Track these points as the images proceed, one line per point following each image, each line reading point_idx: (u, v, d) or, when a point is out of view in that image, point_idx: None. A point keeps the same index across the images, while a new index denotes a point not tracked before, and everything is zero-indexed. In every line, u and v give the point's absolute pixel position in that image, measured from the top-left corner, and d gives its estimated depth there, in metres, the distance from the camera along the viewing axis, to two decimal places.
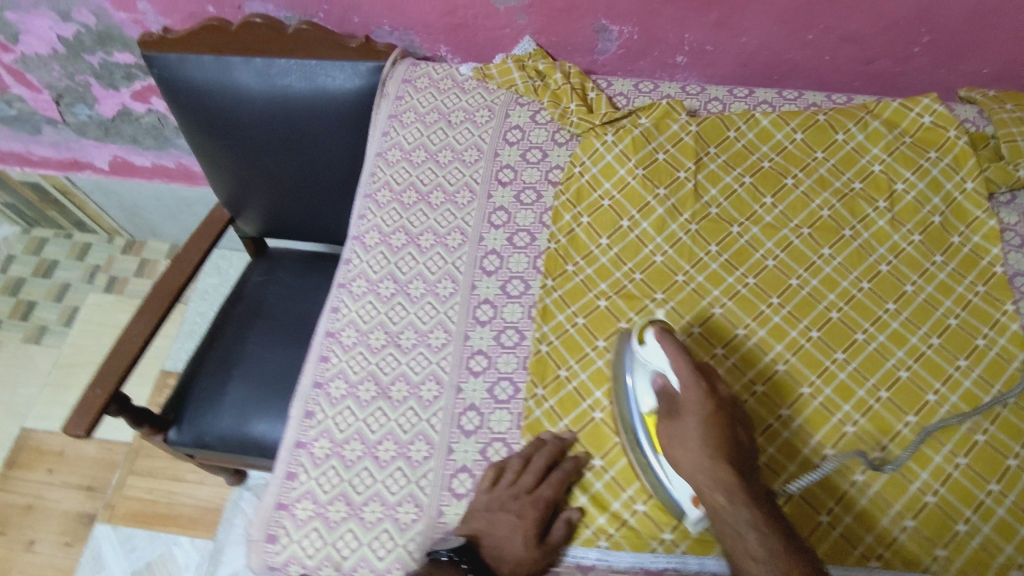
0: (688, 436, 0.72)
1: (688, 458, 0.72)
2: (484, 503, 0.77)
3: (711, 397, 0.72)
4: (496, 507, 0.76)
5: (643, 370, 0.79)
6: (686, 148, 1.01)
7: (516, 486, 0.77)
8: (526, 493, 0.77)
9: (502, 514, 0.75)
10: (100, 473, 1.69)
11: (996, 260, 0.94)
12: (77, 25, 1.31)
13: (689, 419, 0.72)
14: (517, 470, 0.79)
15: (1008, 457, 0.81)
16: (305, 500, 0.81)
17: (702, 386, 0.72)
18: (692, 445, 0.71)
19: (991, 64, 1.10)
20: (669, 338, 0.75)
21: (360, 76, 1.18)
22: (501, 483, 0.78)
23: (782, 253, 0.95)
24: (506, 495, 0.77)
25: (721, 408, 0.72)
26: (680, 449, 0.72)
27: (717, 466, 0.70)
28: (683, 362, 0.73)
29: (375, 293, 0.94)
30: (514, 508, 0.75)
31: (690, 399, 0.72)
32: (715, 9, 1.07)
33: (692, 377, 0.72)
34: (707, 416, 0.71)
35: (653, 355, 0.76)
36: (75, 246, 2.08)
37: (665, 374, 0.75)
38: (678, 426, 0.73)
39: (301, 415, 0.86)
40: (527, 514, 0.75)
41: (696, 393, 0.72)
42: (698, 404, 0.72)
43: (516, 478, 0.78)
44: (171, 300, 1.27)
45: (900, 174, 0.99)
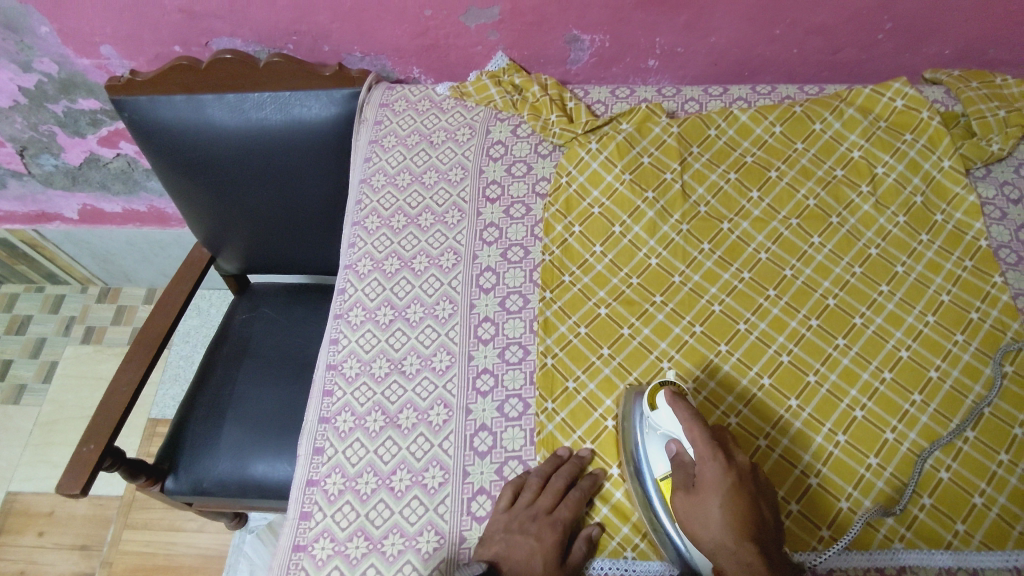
0: (709, 514, 0.67)
1: (710, 538, 0.66)
2: (502, 524, 0.75)
3: (731, 470, 0.68)
4: (515, 528, 0.74)
5: (656, 434, 0.76)
6: (669, 150, 1.02)
7: (534, 507, 0.75)
8: (544, 513, 0.75)
9: (520, 536, 0.73)
10: (94, 530, 1.63)
11: (980, 234, 0.96)
12: (38, 75, 1.28)
13: (708, 495, 0.67)
14: (535, 489, 0.77)
15: (1013, 426, 0.83)
16: (323, 539, 0.79)
17: (720, 459, 0.68)
18: (711, 522, 0.66)
19: (952, 44, 1.13)
20: (683, 404, 0.71)
21: (335, 103, 1.17)
22: (519, 503, 0.76)
23: (773, 245, 0.96)
24: (524, 516, 0.75)
25: (742, 482, 0.68)
26: (701, 528, 0.67)
27: (742, 547, 0.64)
28: (699, 431, 0.69)
29: (374, 321, 0.93)
30: (532, 530, 0.73)
31: (708, 473, 0.68)
32: (684, 11, 1.09)
33: (709, 449, 0.68)
34: (729, 492, 0.66)
35: (665, 420, 0.74)
36: (48, 298, 2.02)
37: (680, 441, 0.73)
38: (697, 502, 0.68)
39: (309, 452, 0.84)
40: (546, 536, 0.73)
41: (715, 467, 0.68)
42: (718, 478, 0.67)
43: (534, 499, 0.76)
44: (158, 346, 1.24)
45: (880, 158, 1.01)
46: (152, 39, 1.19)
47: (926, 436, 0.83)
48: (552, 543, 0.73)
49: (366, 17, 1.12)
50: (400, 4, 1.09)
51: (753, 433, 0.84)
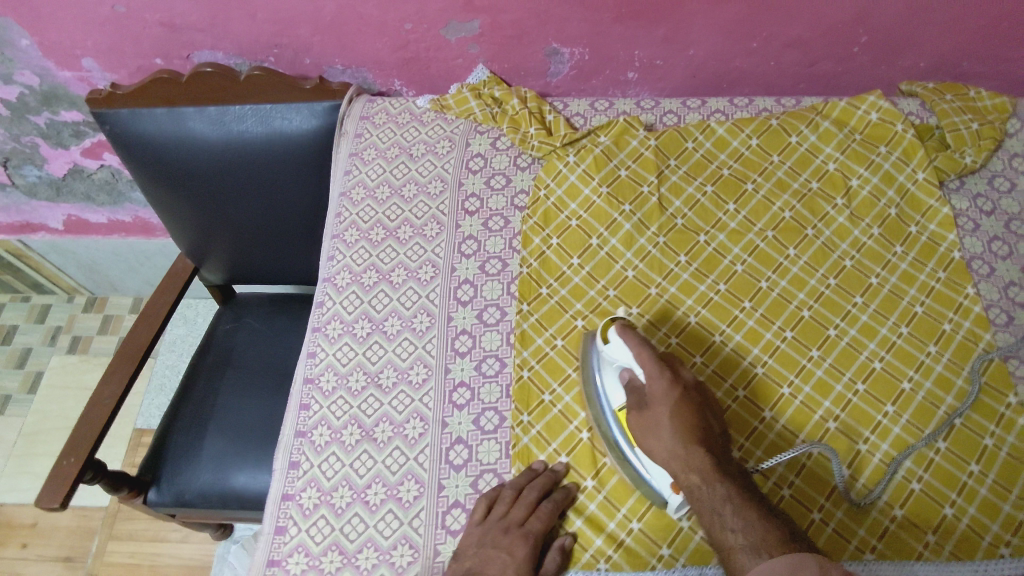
0: (659, 425, 0.74)
1: (661, 445, 0.73)
2: (474, 539, 0.75)
3: (677, 385, 0.75)
4: (487, 543, 0.74)
5: (611, 366, 0.80)
6: (646, 162, 1.03)
7: (507, 519, 0.76)
8: (516, 526, 0.75)
9: (493, 551, 0.73)
10: (77, 542, 1.63)
11: (954, 246, 0.97)
12: (20, 87, 1.28)
13: (658, 409, 0.74)
14: (508, 501, 0.77)
15: (984, 437, 0.84)
16: (298, 553, 0.79)
17: (666, 375, 0.75)
18: (662, 431, 0.73)
19: (927, 57, 1.14)
20: (632, 333, 0.76)
21: (316, 116, 1.18)
22: (492, 516, 0.76)
23: (749, 257, 0.97)
24: (496, 529, 0.75)
25: (687, 395, 0.75)
26: (653, 438, 0.74)
27: (690, 451, 0.71)
28: (647, 354, 0.75)
29: (351, 334, 0.93)
30: (504, 544, 0.74)
31: (657, 389, 0.74)
32: (662, 24, 1.10)
33: (657, 368, 0.75)
34: (676, 403, 0.74)
35: (619, 353, 0.77)
36: (33, 309, 2.02)
37: (632, 369, 0.77)
38: (648, 416, 0.74)
39: (286, 466, 0.84)
40: (517, 550, 0.74)
41: (662, 383, 0.74)
42: (665, 393, 0.74)
43: (506, 511, 0.76)
44: (140, 358, 1.24)
45: (854, 170, 1.02)
46: (134, 52, 1.19)
47: (897, 446, 0.84)
48: (524, 556, 0.74)
49: (347, 30, 1.13)
50: (381, 18, 1.10)
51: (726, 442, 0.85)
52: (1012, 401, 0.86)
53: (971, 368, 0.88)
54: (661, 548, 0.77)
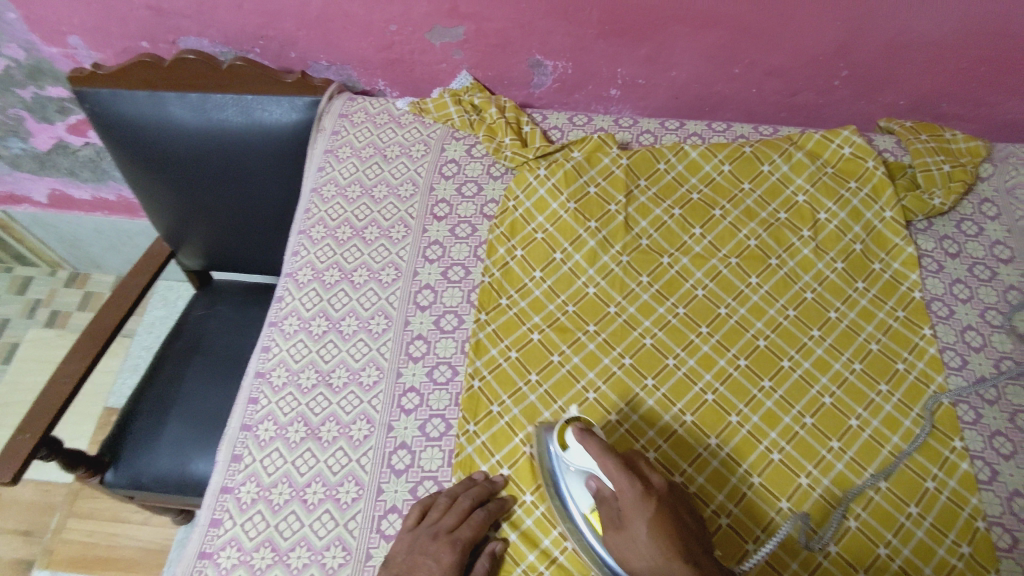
0: (639, 542, 0.68)
1: (645, 565, 0.67)
2: (404, 544, 0.75)
3: (650, 495, 0.70)
4: (416, 549, 0.74)
5: (572, 471, 0.77)
6: (616, 181, 1.03)
7: (437, 525, 0.76)
8: (445, 532, 0.75)
9: (420, 557, 0.73)
10: (38, 516, 1.62)
11: (915, 286, 0.97)
12: (6, 60, 1.28)
13: (636, 525, 0.69)
14: (442, 508, 0.77)
15: (926, 480, 0.84)
16: (230, 548, 0.79)
17: (637, 486, 0.70)
18: (643, 550, 0.68)
19: (907, 96, 1.15)
20: (592, 438, 0.73)
21: (297, 110, 1.18)
22: (423, 522, 0.77)
23: (711, 283, 0.97)
24: (425, 535, 0.75)
25: (664, 504, 0.70)
26: (635, 557, 0.68)
27: (676, 568, 0.66)
28: (613, 463, 0.71)
29: (307, 331, 0.93)
30: (431, 550, 0.74)
31: (630, 503, 0.70)
32: (644, 44, 1.10)
33: (626, 478, 0.70)
34: (653, 516, 0.68)
35: (580, 457, 0.75)
36: (15, 279, 2.02)
37: (598, 476, 0.74)
38: (625, 533, 0.69)
39: (228, 459, 0.85)
40: (444, 557, 0.73)
41: (634, 495, 0.70)
42: (639, 506, 0.69)
43: (438, 518, 0.76)
44: (106, 339, 1.24)
45: (823, 204, 1.02)
46: (120, 33, 1.19)
47: (839, 483, 0.84)
48: (451, 562, 0.73)
49: (332, 27, 1.13)
50: (366, 17, 1.11)
51: (669, 468, 0.84)
52: (957, 445, 0.86)
53: (930, 417, 0.88)
54: None
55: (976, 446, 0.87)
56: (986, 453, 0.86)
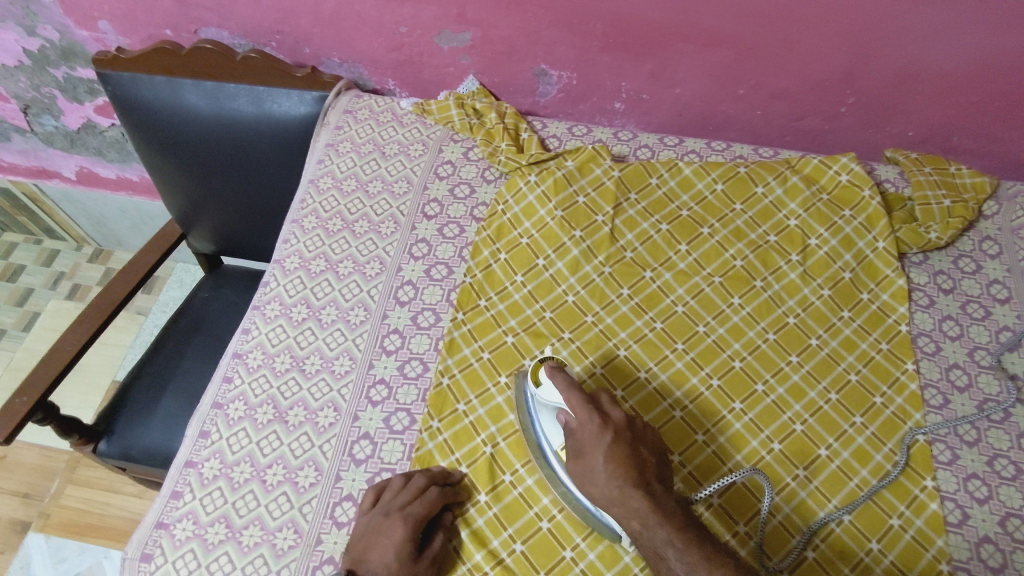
0: (595, 471, 0.73)
1: (600, 493, 0.73)
2: (362, 526, 0.77)
3: (609, 427, 0.75)
4: (371, 529, 0.76)
5: (545, 407, 0.81)
6: (606, 193, 1.03)
7: (391, 504, 0.77)
8: (397, 508, 0.76)
9: (375, 536, 0.75)
10: (38, 480, 1.67)
11: (902, 319, 0.96)
12: (41, 40, 1.34)
13: (593, 456, 0.74)
14: (396, 489, 0.79)
15: (891, 517, 0.82)
16: (186, 520, 0.80)
17: (596, 420, 0.75)
18: (597, 478, 0.73)
19: (915, 127, 1.13)
20: (561, 375, 0.78)
21: (305, 104, 1.22)
22: (378, 502, 0.78)
23: (692, 300, 0.97)
24: (378, 515, 0.77)
25: (621, 437, 0.75)
26: (591, 485, 0.73)
27: (628, 495, 0.71)
28: (577, 399, 0.76)
29: (287, 317, 0.95)
30: (384, 527, 0.75)
31: (589, 436, 0.75)
32: (649, 59, 1.11)
33: (587, 413, 0.76)
34: (609, 446, 0.73)
35: (551, 394, 0.79)
36: (43, 252, 2.10)
37: (566, 411, 0.78)
38: (583, 463, 0.74)
39: (196, 434, 0.87)
40: (395, 533, 0.74)
41: (592, 428, 0.75)
42: (597, 438, 0.74)
43: (391, 497, 0.78)
44: (110, 312, 1.27)
45: (815, 230, 1.01)
46: (146, 20, 1.24)
47: (801, 512, 0.83)
48: (403, 537, 0.74)
49: (345, 25, 1.16)
50: (377, 18, 1.13)
51: None
52: (928, 484, 0.84)
53: (904, 455, 0.86)
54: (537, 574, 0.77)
55: (949, 487, 0.84)
56: (958, 495, 0.84)
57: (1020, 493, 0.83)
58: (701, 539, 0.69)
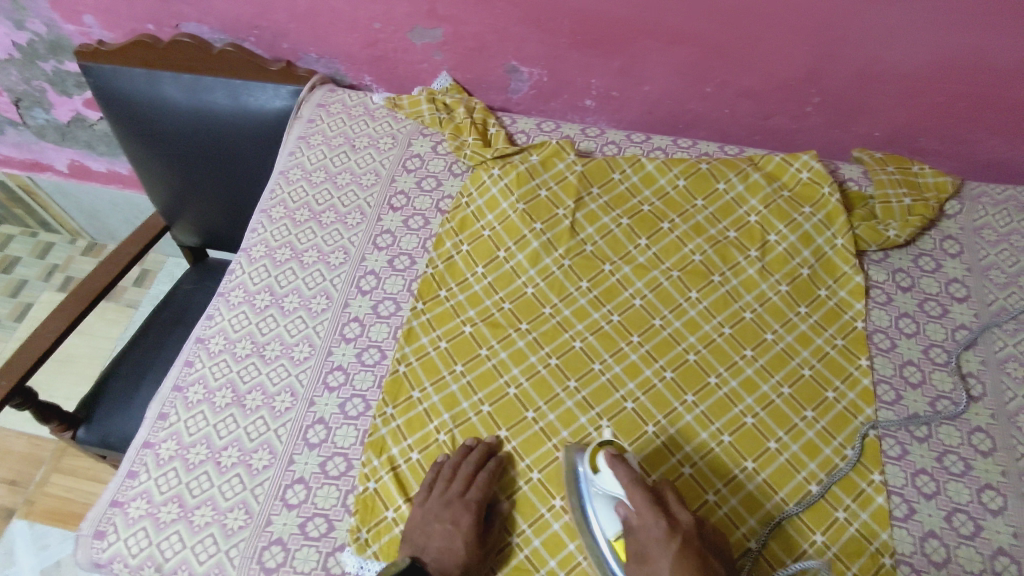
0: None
1: None
2: (418, 518, 0.79)
3: (677, 534, 0.71)
4: (432, 519, 0.78)
5: (603, 495, 0.77)
6: (568, 187, 1.05)
7: (448, 493, 0.79)
8: (457, 498, 0.78)
9: (437, 524, 0.77)
10: (24, 467, 1.69)
11: (858, 315, 0.96)
12: (30, 34, 1.37)
13: (658, 563, 0.70)
14: (447, 479, 0.81)
15: (837, 510, 0.82)
16: (140, 499, 0.82)
17: (662, 524, 0.71)
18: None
19: (881, 127, 1.14)
20: (622, 465, 0.74)
21: (281, 97, 1.24)
22: (432, 495, 0.80)
23: (650, 293, 0.98)
24: (438, 505, 0.79)
25: (689, 545, 0.71)
26: None
27: None
28: (640, 496, 0.73)
29: (250, 304, 0.97)
30: (448, 516, 0.77)
31: (654, 539, 0.71)
32: (616, 57, 1.12)
33: (652, 515, 0.72)
34: (678, 555, 0.69)
35: (611, 483, 0.75)
36: (38, 244, 2.13)
37: (627, 505, 0.74)
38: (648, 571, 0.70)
39: (155, 416, 0.89)
40: (461, 521, 0.77)
41: (658, 532, 0.71)
42: (663, 545, 0.70)
43: (447, 487, 0.80)
44: (91, 300, 1.27)
45: (774, 226, 1.02)
46: (129, 15, 1.27)
47: (748, 505, 0.83)
48: (470, 522, 0.77)
49: (320, 21, 1.18)
50: (351, 14, 1.16)
51: None
52: (876, 479, 0.84)
53: (855, 450, 0.86)
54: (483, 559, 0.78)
55: (896, 482, 0.84)
56: (906, 490, 0.84)
57: (968, 489, 0.84)
58: None
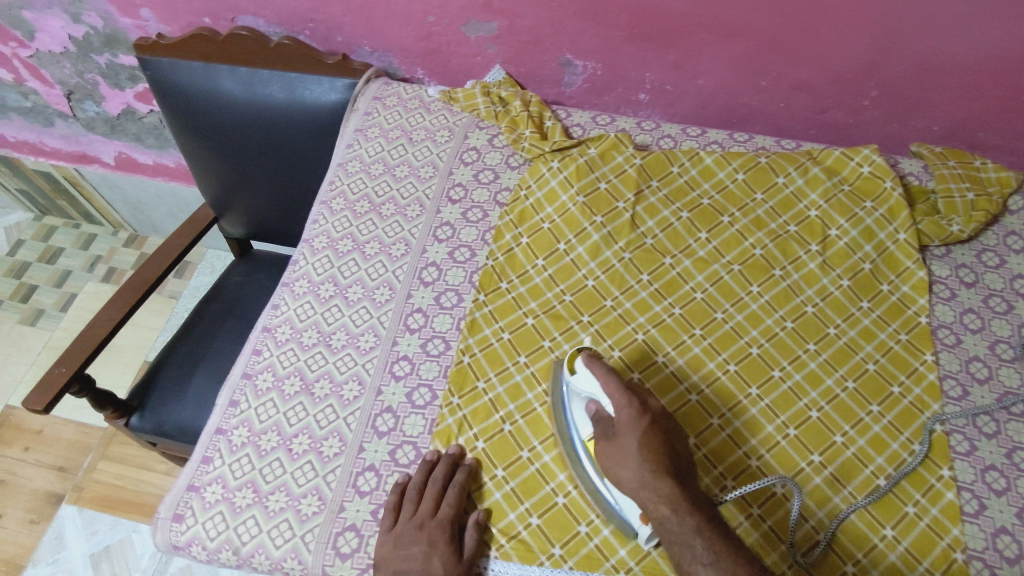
0: (628, 454, 0.73)
1: (631, 475, 0.72)
2: (391, 543, 0.77)
3: (645, 416, 0.75)
4: (406, 543, 0.77)
5: (579, 398, 0.81)
6: (628, 180, 1.05)
7: (418, 514, 0.79)
8: (429, 518, 0.78)
9: (413, 547, 0.76)
10: (74, 455, 1.72)
11: (922, 310, 0.96)
12: (86, 27, 1.40)
13: (627, 438, 0.74)
14: (413, 499, 0.80)
15: (906, 505, 0.82)
16: (216, 484, 0.84)
17: (634, 406, 0.76)
18: (631, 461, 0.73)
19: (941, 121, 1.12)
20: (599, 364, 0.79)
21: (337, 91, 1.25)
22: (401, 518, 0.79)
23: (711, 287, 0.98)
24: (410, 528, 0.78)
25: (656, 425, 0.75)
26: (622, 468, 0.73)
27: (660, 481, 0.71)
28: (615, 385, 0.77)
29: (315, 294, 0.99)
30: (423, 538, 0.77)
31: (624, 419, 0.75)
32: (672, 50, 1.12)
33: (624, 398, 0.76)
34: (646, 432, 0.74)
35: (586, 382, 0.79)
36: (81, 236, 2.17)
37: (598, 400, 0.78)
38: (617, 446, 0.74)
39: (226, 403, 0.91)
40: (438, 541, 0.77)
41: (629, 413, 0.75)
42: (633, 423, 0.74)
43: (416, 507, 0.79)
44: (144, 289, 1.30)
45: (835, 220, 1.02)
46: (186, 9, 1.28)
47: (816, 498, 0.83)
48: (447, 541, 0.77)
49: (376, 14, 1.19)
50: (406, 7, 1.16)
51: None
52: (945, 474, 0.84)
53: (924, 445, 0.86)
54: (552, 547, 0.79)
55: (966, 478, 0.84)
56: (976, 486, 0.84)
57: None
58: (729, 538, 0.69)
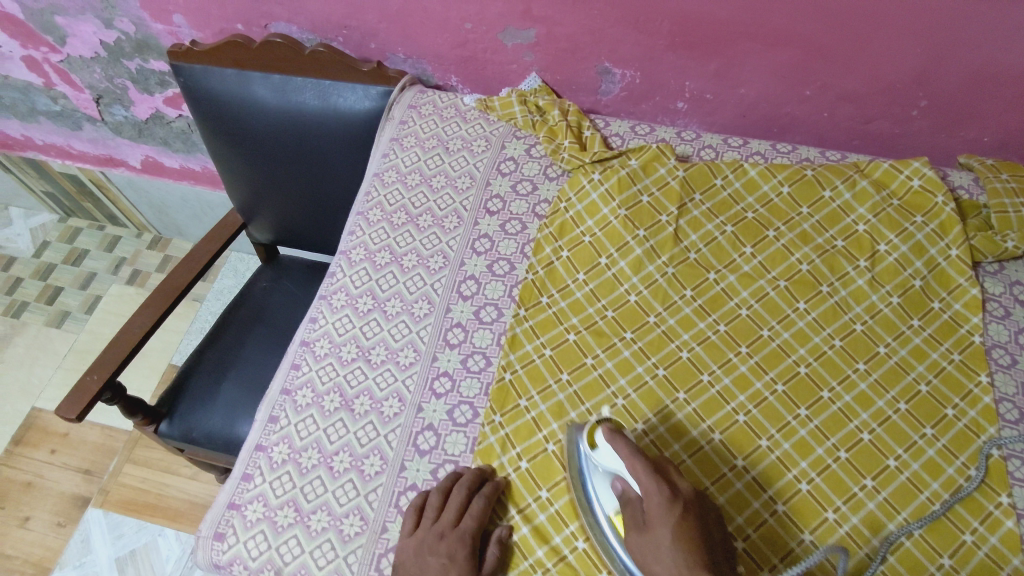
0: (661, 545, 0.68)
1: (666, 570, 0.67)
2: (411, 549, 0.77)
3: (677, 501, 0.70)
4: (425, 551, 0.76)
5: (601, 472, 0.77)
6: (670, 192, 1.03)
7: (441, 525, 0.77)
8: (450, 529, 0.77)
9: (431, 557, 0.75)
10: (99, 457, 1.72)
11: (976, 330, 0.93)
12: (118, 32, 1.39)
13: (659, 529, 0.69)
14: (436, 507, 0.79)
15: (964, 533, 0.80)
16: (257, 502, 0.84)
17: (664, 490, 0.71)
18: (663, 555, 0.67)
19: (992, 132, 1.09)
20: (621, 439, 0.74)
21: (370, 98, 1.23)
22: (423, 524, 0.78)
23: (756, 304, 0.96)
24: (431, 537, 0.76)
25: (689, 512, 0.70)
26: (655, 562, 0.68)
27: None
28: (642, 466, 0.72)
29: (353, 307, 0.98)
30: (442, 549, 0.76)
31: (655, 507, 0.70)
32: (715, 59, 1.10)
33: (654, 483, 0.71)
34: (678, 522, 0.68)
35: (608, 459, 0.76)
36: (106, 238, 2.17)
37: (624, 479, 0.74)
38: (648, 537, 0.69)
39: (266, 419, 0.90)
40: (457, 555, 0.75)
41: (660, 499, 0.70)
42: (664, 511, 0.69)
43: (438, 516, 0.78)
44: (174, 296, 1.29)
45: (884, 235, 0.99)
46: (219, 15, 1.28)
47: (869, 525, 0.81)
48: (466, 555, 0.75)
49: (412, 21, 1.18)
50: (443, 15, 1.15)
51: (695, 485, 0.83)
52: (1004, 501, 0.81)
53: (980, 470, 0.83)
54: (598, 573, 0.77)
55: None
56: None
57: None
58: None
